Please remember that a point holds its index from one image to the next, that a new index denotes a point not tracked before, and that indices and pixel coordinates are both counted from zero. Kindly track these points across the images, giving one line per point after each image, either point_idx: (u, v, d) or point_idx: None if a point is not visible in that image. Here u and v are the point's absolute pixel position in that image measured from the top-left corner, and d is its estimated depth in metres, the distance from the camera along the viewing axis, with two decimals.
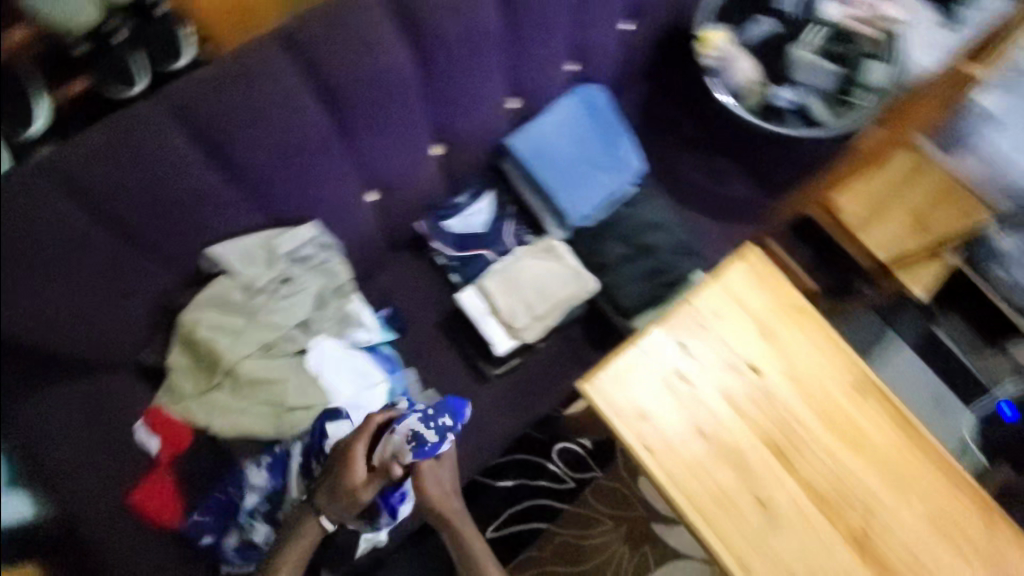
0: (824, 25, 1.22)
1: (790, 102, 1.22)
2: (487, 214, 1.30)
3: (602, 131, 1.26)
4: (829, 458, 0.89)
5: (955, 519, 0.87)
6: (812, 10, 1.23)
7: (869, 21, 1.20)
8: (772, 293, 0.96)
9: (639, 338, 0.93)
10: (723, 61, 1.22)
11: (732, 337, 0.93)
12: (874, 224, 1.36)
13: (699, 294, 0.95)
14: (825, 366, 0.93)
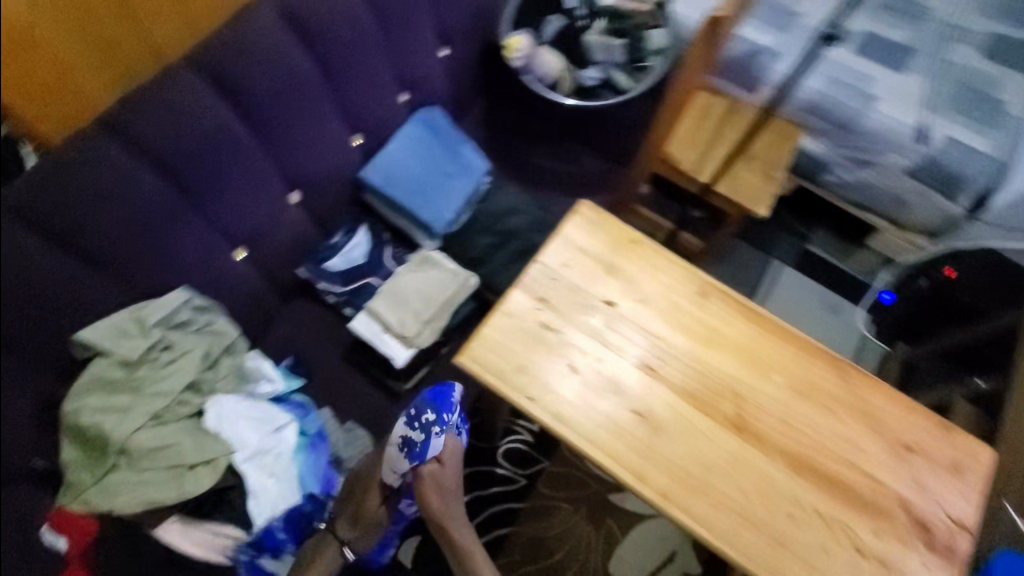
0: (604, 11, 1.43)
1: (596, 79, 1.40)
2: (363, 244, 1.37)
3: (444, 144, 1.38)
4: (695, 359, 0.98)
5: (815, 383, 0.96)
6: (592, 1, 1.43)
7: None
8: (610, 239, 1.07)
9: (504, 305, 1.00)
10: (530, 58, 1.37)
11: (585, 280, 1.03)
12: (706, 165, 1.54)
13: (549, 254, 1.05)
14: (671, 285, 1.04)
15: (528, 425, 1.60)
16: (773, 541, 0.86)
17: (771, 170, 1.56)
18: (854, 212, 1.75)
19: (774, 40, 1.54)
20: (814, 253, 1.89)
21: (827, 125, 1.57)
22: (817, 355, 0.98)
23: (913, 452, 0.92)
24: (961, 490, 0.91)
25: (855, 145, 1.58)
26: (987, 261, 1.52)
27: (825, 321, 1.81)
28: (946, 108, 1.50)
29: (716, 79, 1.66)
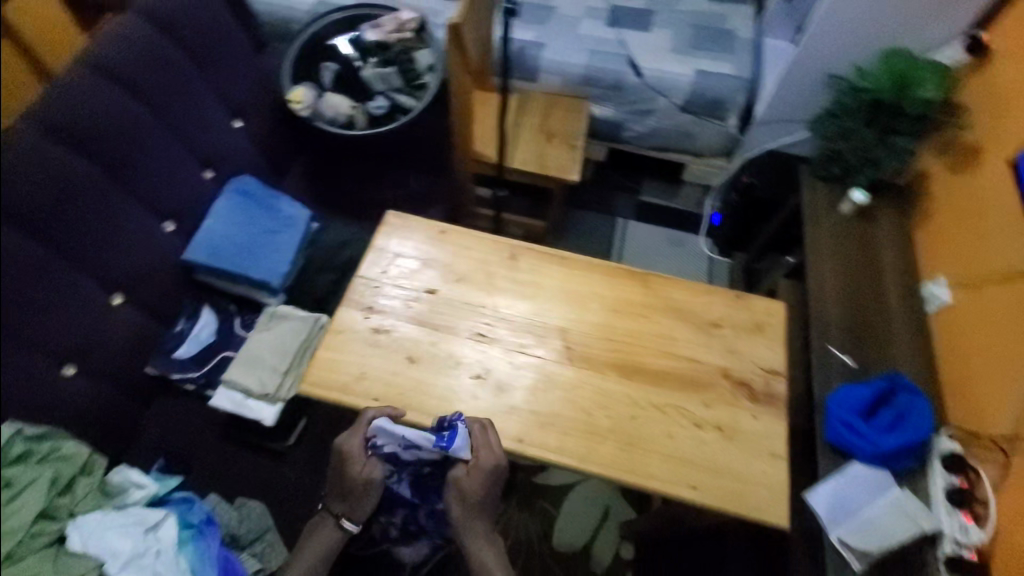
0: (372, 48, 1.57)
1: (382, 107, 1.52)
2: (210, 324, 1.36)
3: (259, 206, 1.39)
4: (521, 315, 1.07)
5: (624, 299, 1.09)
6: (360, 42, 1.57)
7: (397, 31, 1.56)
8: (418, 234, 1.15)
9: (335, 323, 1.04)
10: (317, 105, 1.50)
11: (404, 279, 1.10)
12: (515, 153, 1.71)
13: (366, 265, 1.11)
14: (483, 257, 1.13)
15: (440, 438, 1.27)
16: (623, 443, 0.95)
17: (573, 141, 1.75)
18: (658, 155, 1.97)
19: (536, 35, 1.83)
20: (648, 202, 2.13)
21: (604, 89, 1.80)
22: (619, 275, 1.12)
23: (718, 326, 1.07)
24: (765, 342, 1.06)
25: (630, 101, 1.82)
26: (764, 161, 1.78)
27: (674, 254, 2.02)
28: (687, 49, 1.80)
29: (500, 79, 1.85)
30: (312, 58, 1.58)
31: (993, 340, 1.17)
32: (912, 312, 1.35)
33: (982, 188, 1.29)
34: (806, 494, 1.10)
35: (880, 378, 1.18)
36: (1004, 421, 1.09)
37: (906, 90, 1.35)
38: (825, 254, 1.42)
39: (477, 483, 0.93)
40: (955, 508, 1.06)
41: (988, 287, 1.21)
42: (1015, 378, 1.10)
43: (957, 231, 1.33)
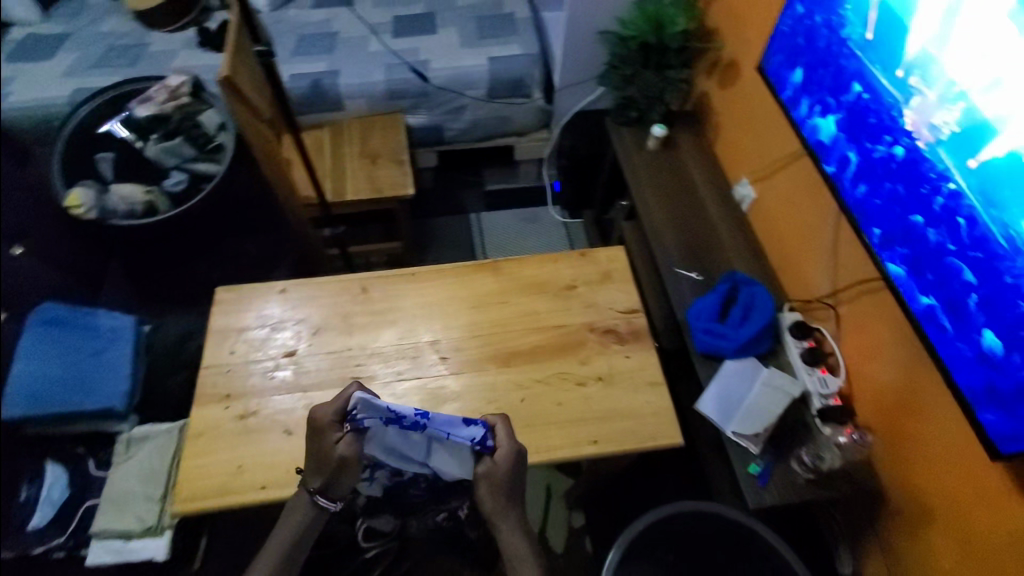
0: (146, 123, 1.41)
1: (181, 182, 1.40)
2: (59, 480, 1.15)
3: (80, 331, 1.19)
4: (389, 344, 1.05)
5: (482, 293, 1.11)
6: (131, 120, 1.41)
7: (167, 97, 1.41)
8: (258, 302, 1.08)
9: (192, 426, 0.95)
10: (104, 203, 1.31)
11: (257, 352, 1.02)
12: (343, 185, 1.65)
13: (208, 353, 1.02)
14: (333, 301, 1.09)
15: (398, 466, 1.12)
16: (521, 428, 0.97)
17: (398, 156, 1.73)
18: (486, 145, 2.02)
19: (325, 64, 1.78)
20: (494, 189, 2.18)
21: (412, 99, 1.81)
22: (470, 273, 1.14)
23: (573, 288, 1.13)
24: (618, 287, 1.13)
25: (439, 103, 1.83)
26: (579, 122, 1.89)
27: (532, 230, 2.10)
28: (475, 42, 1.86)
29: (300, 116, 1.77)
30: (81, 148, 1.38)
31: (794, 220, 1.34)
32: (733, 216, 1.51)
33: (749, 95, 1.46)
34: (697, 405, 1.20)
35: (723, 282, 1.32)
36: (823, 283, 1.27)
37: (664, 29, 1.51)
38: (650, 190, 1.55)
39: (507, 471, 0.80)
40: (811, 367, 1.21)
41: (776, 176, 1.40)
42: (819, 245, 1.27)
43: (743, 137, 1.51)
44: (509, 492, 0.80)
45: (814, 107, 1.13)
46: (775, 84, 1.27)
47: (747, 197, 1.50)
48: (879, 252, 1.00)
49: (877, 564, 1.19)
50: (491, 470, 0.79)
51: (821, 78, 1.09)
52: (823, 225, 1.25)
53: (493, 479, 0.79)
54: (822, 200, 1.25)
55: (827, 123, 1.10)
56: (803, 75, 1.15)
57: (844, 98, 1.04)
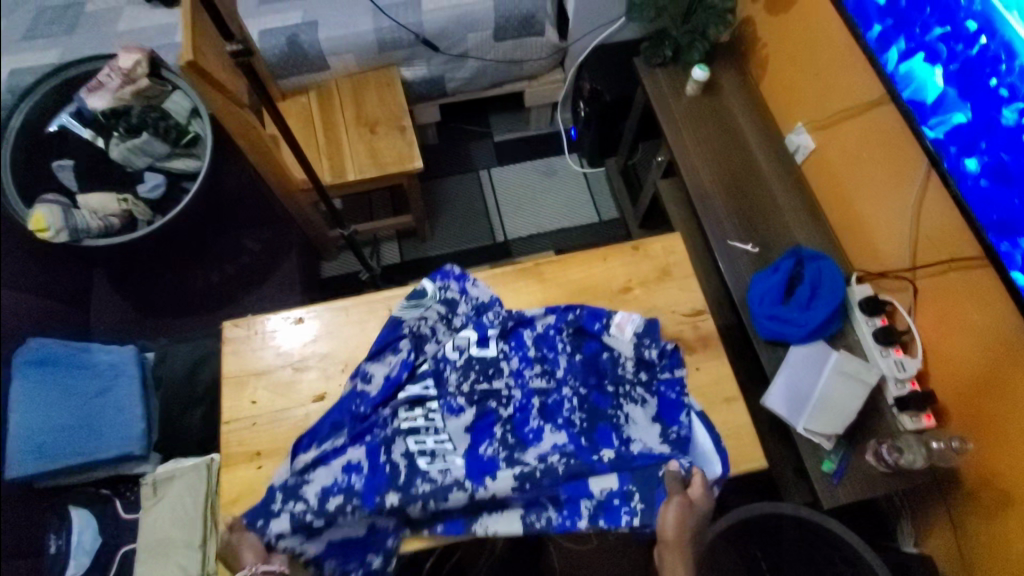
0: (157, 173, 1.24)
1: (152, 188, 1.23)
2: (89, 522, 1.11)
3: None
4: None
5: (526, 303, 1.03)
6: None
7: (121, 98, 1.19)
8: (273, 339, 0.96)
9: (224, 493, 0.86)
10: (73, 222, 1.12)
11: (281, 399, 0.92)
12: (342, 165, 1.45)
13: (227, 407, 0.91)
14: (358, 330, 0.98)
15: (384, 381, 0.90)
16: None
17: (399, 121, 1.51)
18: (494, 91, 1.79)
19: (300, 13, 1.50)
20: (505, 140, 1.98)
21: (409, 48, 1.55)
22: (507, 279, 1.04)
23: (628, 290, 1.03)
24: (676, 287, 1.03)
25: (440, 48, 1.57)
26: (599, 57, 1.62)
27: (550, 185, 1.92)
28: None
29: (279, 82, 1.54)
30: None
31: (870, 185, 1.16)
32: (788, 170, 1.34)
33: (810, 26, 1.23)
34: (762, 400, 1.11)
35: (787, 258, 1.18)
36: (900, 256, 1.12)
37: None
38: (692, 145, 1.36)
39: (679, 529, 0.79)
40: (887, 348, 1.10)
41: (843, 125, 1.20)
42: (898, 214, 1.10)
43: (800, 76, 1.30)
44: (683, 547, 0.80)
45: (916, 55, 0.94)
46: (855, 19, 1.06)
47: (803, 147, 1.32)
48: (992, 238, 0.87)
49: (943, 540, 1.12)
50: (662, 526, 0.80)
51: (929, 18, 0.90)
52: (905, 193, 1.08)
53: (671, 539, 0.79)
54: (904, 164, 1.07)
55: (934, 73, 0.91)
56: (905, 14, 0.94)
57: (963, 47, 0.85)
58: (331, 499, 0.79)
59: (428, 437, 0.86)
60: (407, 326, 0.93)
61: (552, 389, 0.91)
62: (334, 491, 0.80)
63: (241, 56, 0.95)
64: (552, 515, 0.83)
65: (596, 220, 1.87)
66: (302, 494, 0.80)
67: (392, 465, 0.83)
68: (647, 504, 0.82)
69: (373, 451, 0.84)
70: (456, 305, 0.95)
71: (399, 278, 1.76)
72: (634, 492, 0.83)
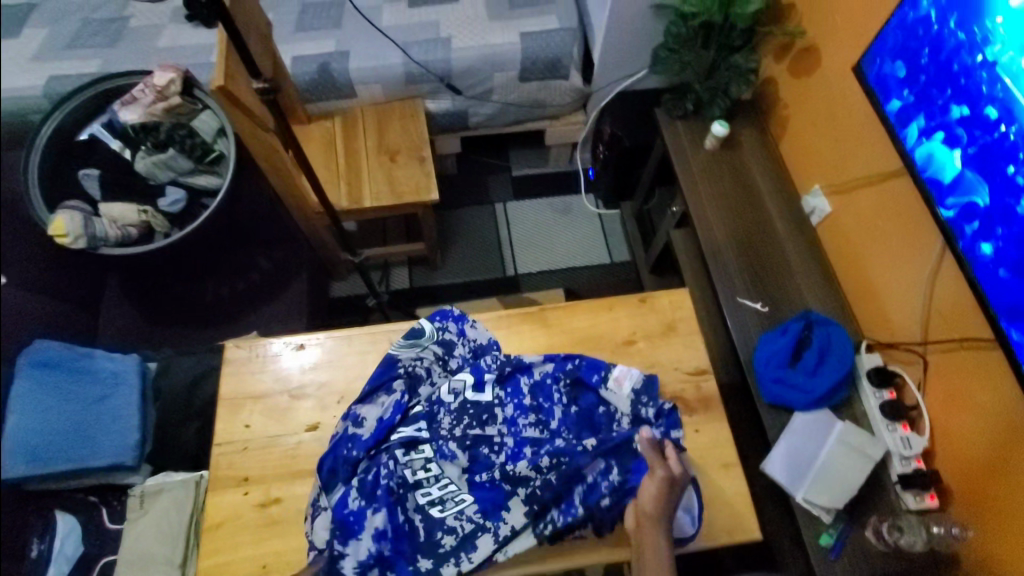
0: (178, 190, 1.27)
1: (173, 202, 1.26)
2: (73, 531, 1.10)
3: None
4: None
5: (528, 348, 1.02)
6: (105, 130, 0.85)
7: (152, 115, 1.22)
8: (273, 364, 0.96)
9: (209, 517, 0.85)
10: (92, 230, 1.14)
11: (275, 425, 0.92)
12: (359, 190, 1.47)
13: (220, 429, 0.91)
14: (359, 360, 0.98)
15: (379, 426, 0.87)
16: None
17: (419, 152, 1.54)
18: (516, 129, 1.82)
19: (333, 43, 1.55)
20: (523, 175, 2.00)
21: (435, 83, 1.58)
22: (512, 322, 1.04)
23: (632, 342, 1.02)
24: (680, 343, 1.02)
25: (465, 84, 1.61)
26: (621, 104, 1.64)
27: (564, 223, 1.93)
28: (505, 14, 1.61)
29: (307, 106, 1.58)
30: None
31: (884, 254, 1.15)
32: (802, 230, 1.33)
33: (831, 92, 1.25)
34: (763, 465, 1.09)
35: (796, 321, 1.16)
36: (911, 329, 1.10)
37: (731, 8, 1.28)
38: (707, 199, 1.36)
39: (666, 501, 0.80)
40: (893, 423, 1.08)
41: (859, 192, 1.20)
42: (911, 285, 1.09)
43: (819, 139, 1.30)
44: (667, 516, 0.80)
45: (934, 134, 0.94)
46: (874, 92, 1.07)
47: (819, 210, 1.32)
48: (1005, 324, 0.85)
49: None
50: (640, 498, 0.81)
51: (948, 99, 0.91)
52: (919, 265, 1.07)
53: (649, 512, 0.79)
54: (918, 238, 1.06)
55: (952, 154, 0.91)
56: (925, 93, 0.95)
57: (982, 132, 0.85)
58: (368, 570, 0.78)
59: (433, 487, 0.85)
60: (402, 366, 0.92)
61: (546, 439, 0.89)
62: (369, 564, 0.78)
63: (267, 93, 0.93)
64: (554, 518, 0.83)
65: (608, 261, 1.87)
66: (340, 570, 0.77)
67: (410, 524, 0.82)
68: (623, 475, 0.84)
69: (392, 513, 0.80)
70: (452, 347, 0.96)
71: (407, 304, 1.77)
72: (613, 463, 0.85)
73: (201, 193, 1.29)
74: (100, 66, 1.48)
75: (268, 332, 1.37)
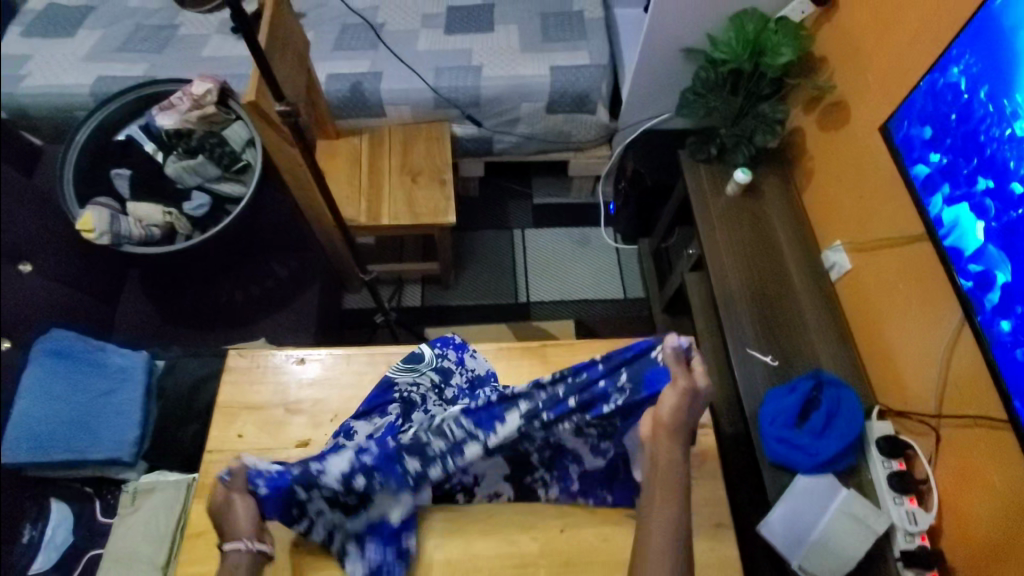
0: (204, 195, 1.31)
1: (198, 206, 1.29)
2: (65, 520, 1.12)
3: None
4: None
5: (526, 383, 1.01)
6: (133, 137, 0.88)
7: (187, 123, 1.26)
8: (272, 376, 0.97)
9: (193, 524, 0.86)
10: (117, 228, 1.17)
11: (267, 438, 0.92)
12: (379, 208, 1.49)
13: (214, 437, 0.92)
14: (357, 380, 0.98)
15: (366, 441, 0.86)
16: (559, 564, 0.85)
17: (440, 175, 1.56)
18: (539, 158, 1.83)
19: (369, 63, 1.60)
20: (544, 203, 2.01)
21: (463, 108, 1.61)
22: (513, 355, 1.03)
23: None
24: None
25: (491, 112, 1.63)
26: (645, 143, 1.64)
27: (580, 254, 1.93)
28: (538, 46, 1.64)
29: (337, 121, 1.62)
30: None
31: (902, 319, 1.12)
32: (820, 286, 1.31)
33: (858, 149, 1.23)
34: (759, 525, 1.05)
35: (805, 379, 1.13)
36: (926, 400, 1.06)
37: (761, 58, 1.28)
38: (723, 246, 1.35)
39: (679, 411, 0.77)
40: (900, 496, 1.03)
41: (881, 253, 1.17)
42: (928, 354, 1.05)
43: (843, 195, 1.29)
44: (682, 426, 0.77)
45: (959, 203, 0.92)
46: (901, 154, 1.05)
47: (838, 266, 1.29)
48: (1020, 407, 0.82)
49: None
50: (660, 409, 0.77)
51: (974, 170, 0.89)
52: (937, 333, 1.03)
53: (665, 421, 0.77)
54: (938, 306, 1.03)
55: (975, 225, 0.89)
56: (952, 160, 0.93)
57: (1007, 207, 0.83)
58: (353, 479, 0.78)
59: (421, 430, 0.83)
60: (397, 390, 0.92)
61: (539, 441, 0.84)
62: (353, 476, 0.78)
63: (288, 116, 1.00)
64: (546, 415, 0.80)
65: (621, 296, 1.86)
66: (322, 487, 0.77)
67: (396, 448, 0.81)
68: (634, 388, 0.81)
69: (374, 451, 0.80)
70: (449, 375, 0.96)
71: (416, 322, 1.78)
72: (620, 370, 0.83)
73: (224, 200, 1.32)
74: (146, 70, 1.54)
75: (276, 340, 1.39)
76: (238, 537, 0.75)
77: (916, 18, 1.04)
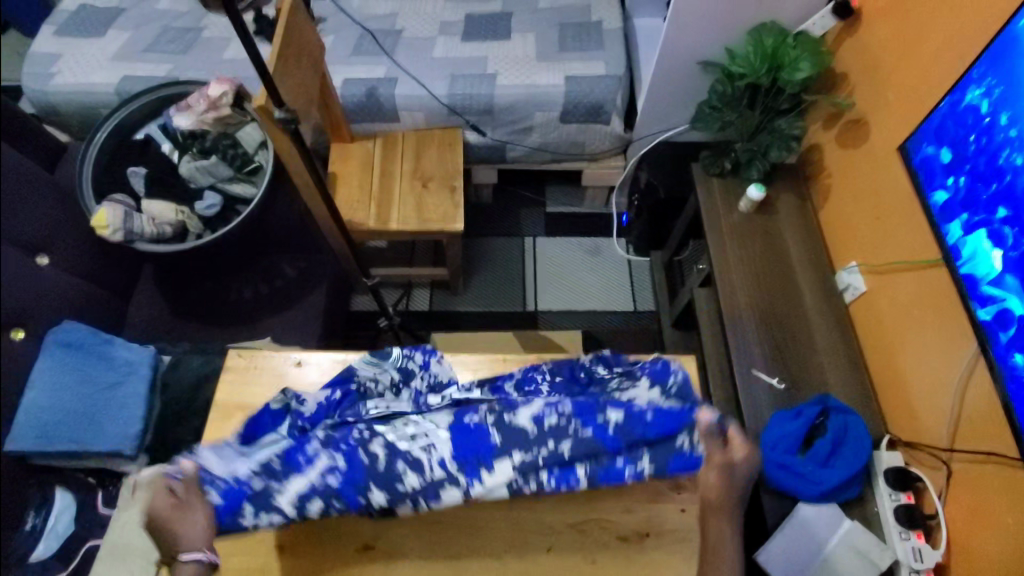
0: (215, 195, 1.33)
1: (210, 205, 1.31)
2: (68, 509, 1.14)
3: None
4: None
5: None
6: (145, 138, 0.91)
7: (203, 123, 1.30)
8: (269, 378, 0.98)
9: None
10: (131, 225, 1.19)
11: None
12: (389, 213, 1.50)
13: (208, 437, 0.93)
14: None
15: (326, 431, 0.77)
16: None
17: (451, 181, 1.56)
18: (552, 167, 1.82)
19: (385, 69, 1.61)
20: (556, 212, 2.00)
21: (476, 116, 1.62)
22: None
23: None
24: None
25: (504, 120, 1.63)
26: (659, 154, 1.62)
27: (590, 264, 1.91)
28: (553, 55, 1.64)
29: (352, 126, 1.64)
30: None
31: (917, 346, 1.08)
32: (833, 308, 1.27)
33: (877, 169, 1.19)
34: (756, 553, 1.02)
35: (811, 404, 1.10)
36: (938, 431, 1.02)
37: (779, 72, 1.25)
38: (733, 261, 1.32)
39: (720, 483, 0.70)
40: (907, 530, 0.99)
41: (897, 276, 1.13)
42: (942, 384, 1.01)
43: (860, 216, 1.25)
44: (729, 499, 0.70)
45: (975, 229, 0.88)
46: (919, 177, 1.02)
47: (853, 287, 1.25)
48: None
49: None
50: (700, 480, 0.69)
51: (992, 197, 0.85)
52: (953, 364, 0.99)
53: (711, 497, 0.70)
54: (953, 334, 0.99)
55: (991, 254, 0.85)
56: (970, 186, 0.90)
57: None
58: (310, 502, 0.65)
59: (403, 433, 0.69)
60: (356, 382, 0.83)
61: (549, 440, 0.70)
62: (310, 498, 0.65)
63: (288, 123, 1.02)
64: (544, 478, 0.65)
65: (631, 309, 1.83)
66: (275, 504, 0.66)
67: (369, 457, 0.67)
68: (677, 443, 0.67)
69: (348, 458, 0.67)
70: (412, 375, 0.83)
71: (423, 327, 1.78)
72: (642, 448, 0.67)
73: (236, 200, 1.35)
74: (169, 70, 1.58)
75: (281, 340, 1.39)
76: (196, 549, 0.65)
77: (937, 38, 1.01)
